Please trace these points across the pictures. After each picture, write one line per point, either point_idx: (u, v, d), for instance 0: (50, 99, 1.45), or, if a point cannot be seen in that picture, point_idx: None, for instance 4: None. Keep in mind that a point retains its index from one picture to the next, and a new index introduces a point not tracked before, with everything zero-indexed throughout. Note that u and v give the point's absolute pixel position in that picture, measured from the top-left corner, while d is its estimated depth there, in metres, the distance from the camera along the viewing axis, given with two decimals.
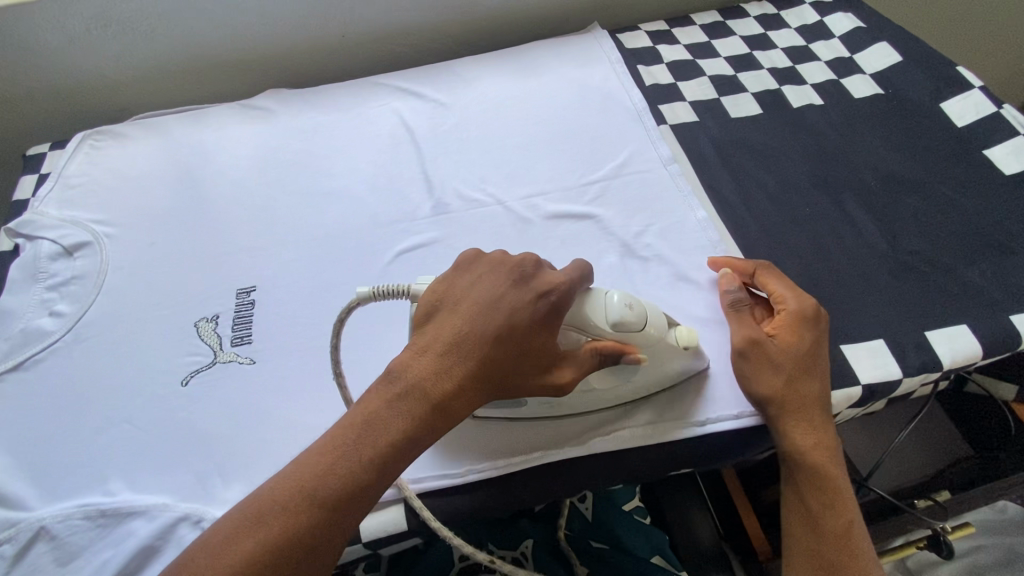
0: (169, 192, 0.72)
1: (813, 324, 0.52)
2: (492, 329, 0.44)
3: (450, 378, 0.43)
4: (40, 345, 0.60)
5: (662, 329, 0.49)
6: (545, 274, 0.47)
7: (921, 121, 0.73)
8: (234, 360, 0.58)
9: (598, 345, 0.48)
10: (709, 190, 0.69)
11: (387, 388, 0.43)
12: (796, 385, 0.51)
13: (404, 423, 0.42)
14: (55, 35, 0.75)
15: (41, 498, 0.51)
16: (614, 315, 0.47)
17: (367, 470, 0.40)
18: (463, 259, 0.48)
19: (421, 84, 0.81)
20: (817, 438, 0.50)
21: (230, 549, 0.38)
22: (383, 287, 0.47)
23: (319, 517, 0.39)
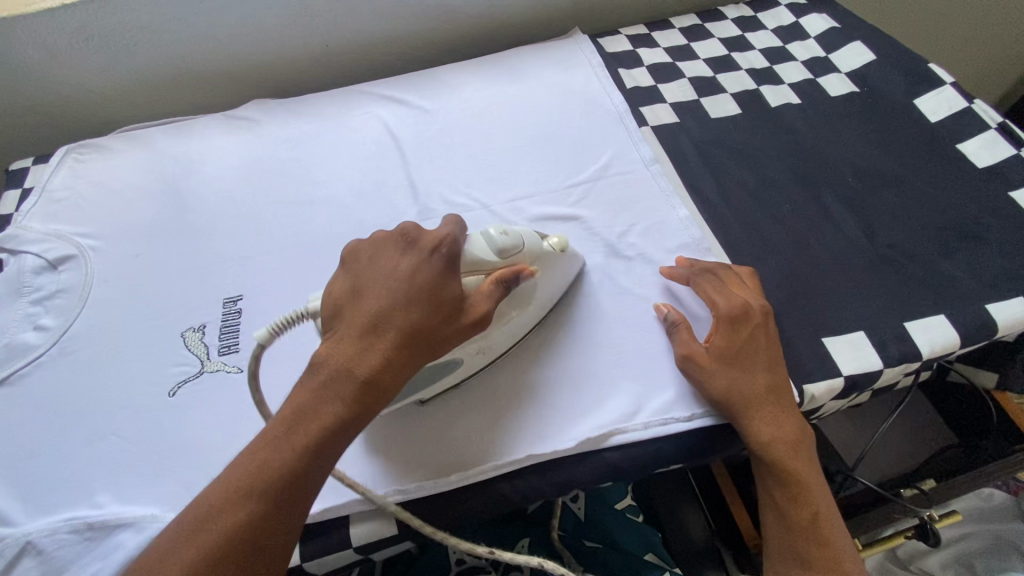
0: (154, 204, 0.72)
1: (744, 322, 0.54)
2: (406, 308, 0.46)
3: (371, 358, 0.44)
4: (25, 359, 0.59)
5: (537, 246, 0.54)
6: (425, 236, 0.50)
7: (895, 117, 0.74)
8: (222, 369, 0.58)
9: (496, 274, 0.49)
10: (690, 190, 0.70)
11: (312, 380, 0.45)
12: (743, 382, 0.52)
13: (332, 408, 0.43)
14: (37, 49, 0.75)
15: (28, 513, 0.51)
16: (495, 244, 0.50)
17: (303, 456, 0.42)
18: (350, 251, 0.50)
19: (405, 91, 0.82)
20: (783, 429, 0.51)
21: (175, 556, 0.39)
22: (278, 323, 0.47)
23: (259, 509, 0.40)
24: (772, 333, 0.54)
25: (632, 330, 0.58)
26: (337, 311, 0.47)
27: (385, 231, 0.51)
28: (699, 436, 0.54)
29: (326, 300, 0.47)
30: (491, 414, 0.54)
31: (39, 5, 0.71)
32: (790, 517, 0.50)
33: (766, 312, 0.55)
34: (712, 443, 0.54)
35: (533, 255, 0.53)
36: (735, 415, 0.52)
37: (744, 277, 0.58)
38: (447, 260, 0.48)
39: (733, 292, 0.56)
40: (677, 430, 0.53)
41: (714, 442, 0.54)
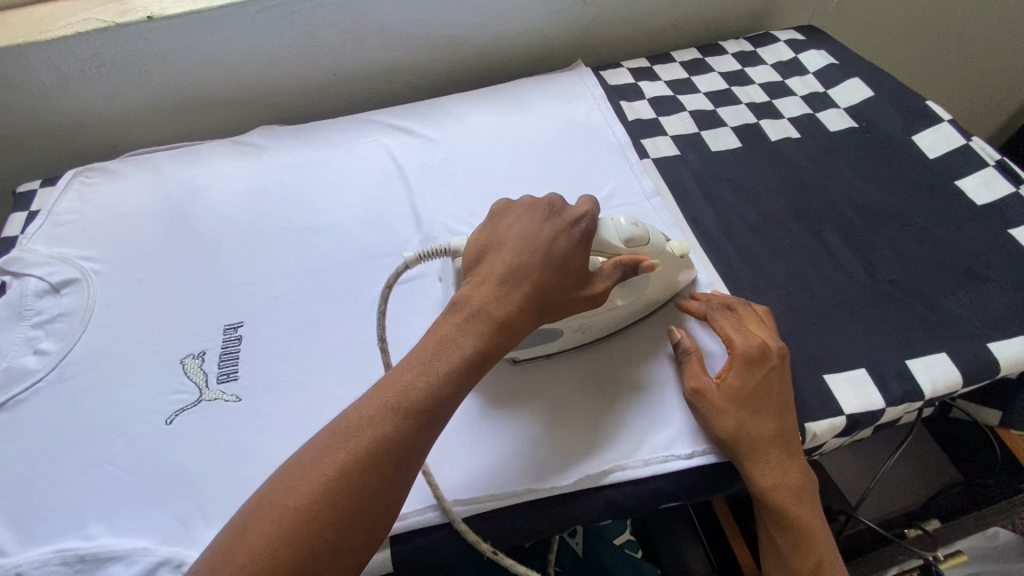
0: (160, 228, 0.72)
1: (759, 363, 0.53)
2: (546, 259, 0.49)
3: (513, 302, 0.47)
4: (23, 385, 0.59)
5: (661, 245, 0.56)
6: (565, 205, 0.54)
7: (894, 153, 0.75)
8: (220, 397, 0.58)
9: (616, 258, 0.53)
10: (692, 223, 0.70)
11: (456, 315, 0.47)
12: (755, 424, 0.51)
13: (474, 341, 0.45)
14: (50, 74, 0.76)
15: (19, 543, 0.50)
16: (624, 233, 0.54)
17: (447, 384, 0.44)
18: (493, 211, 0.55)
19: (411, 120, 0.83)
20: (786, 476, 0.50)
21: (324, 460, 0.40)
22: (426, 250, 0.54)
23: (404, 427, 0.41)
24: (786, 378, 0.54)
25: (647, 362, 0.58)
26: (479, 260, 0.51)
27: (526, 197, 0.55)
28: (699, 474, 0.53)
29: (469, 250, 0.52)
30: (534, 420, 0.55)
31: (55, 32, 0.73)
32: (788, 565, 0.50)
33: (782, 355, 0.54)
34: (712, 480, 0.54)
35: (657, 252, 0.56)
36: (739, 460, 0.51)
37: (762, 318, 0.58)
38: (583, 236, 0.51)
39: (752, 332, 0.55)
40: (676, 468, 0.53)
41: (713, 481, 0.54)
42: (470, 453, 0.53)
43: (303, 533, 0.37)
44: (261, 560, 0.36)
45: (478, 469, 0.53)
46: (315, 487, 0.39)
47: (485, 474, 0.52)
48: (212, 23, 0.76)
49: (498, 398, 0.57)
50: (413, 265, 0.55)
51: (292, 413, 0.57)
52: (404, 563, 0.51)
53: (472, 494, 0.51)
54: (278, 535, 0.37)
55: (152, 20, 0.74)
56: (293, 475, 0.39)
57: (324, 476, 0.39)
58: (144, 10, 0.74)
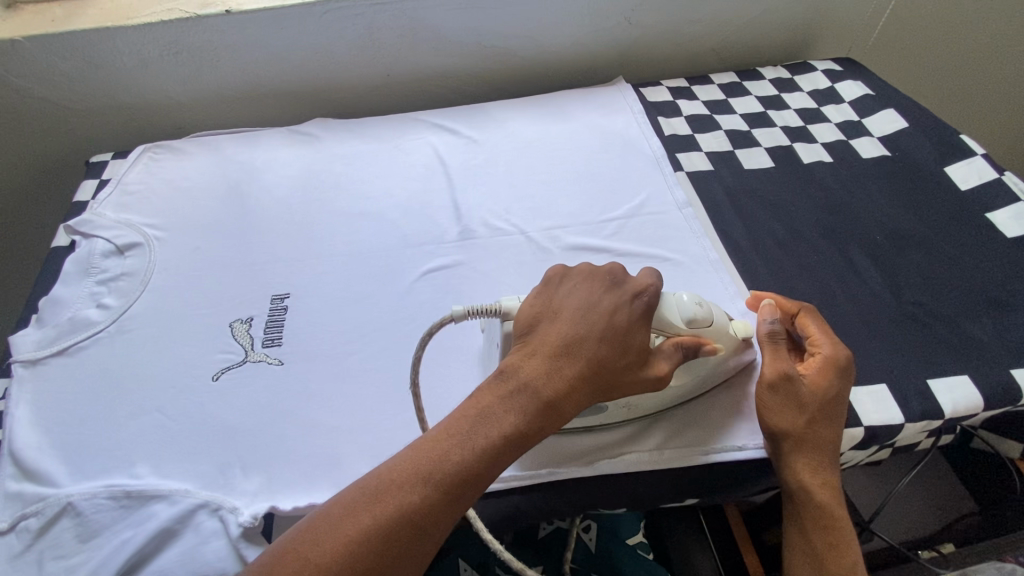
0: (218, 204, 0.77)
1: (842, 373, 0.54)
2: (599, 341, 0.49)
3: (558, 381, 0.48)
4: (85, 333, 0.64)
5: (724, 325, 0.55)
6: (634, 279, 0.53)
7: (926, 182, 0.77)
8: (263, 359, 0.62)
9: (677, 339, 0.52)
10: (722, 235, 0.72)
11: (501, 385, 0.48)
12: (821, 428, 0.52)
13: (515, 420, 0.46)
14: (132, 57, 0.83)
15: (71, 476, 0.54)
16: (687, 312, 0.53)
17: (480, 459, 0.45)
18: (556, 273, 0.55)
19: (456, 121, 0.88)
20: (830, 478, 0.52)
21: (350, 521, 0.42)
22: (475, 307, 0.52)
23: (433, 498, 0.43)
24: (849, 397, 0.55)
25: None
26: (532, 327, 0.51)
27: (591, 265, 0.55)
28: (715, 470, 0.55)
29: (524, 312, 0.51)
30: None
31: (141, 19, 0.80)
32: (801, 554, 0.51)
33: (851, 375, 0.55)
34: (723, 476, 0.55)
35: (719, 333, 0.54)
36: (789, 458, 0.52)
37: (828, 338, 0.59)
38: (645, 310, 0.51)
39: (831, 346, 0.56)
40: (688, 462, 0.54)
41: (728, 478, 0.55)
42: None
43: None
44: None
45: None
46: (337, 548, 0.40)
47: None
48: (283, 21, 0.82)
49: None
50: (460, 319, 0.53)
51: (329, 379, 0.60)
52: None
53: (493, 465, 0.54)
54: None
55: (229, 14, 0.80)
56: (319, 524, 0.42)
57: (347, 535, 0.41)
58: (223, 4, 0.81)
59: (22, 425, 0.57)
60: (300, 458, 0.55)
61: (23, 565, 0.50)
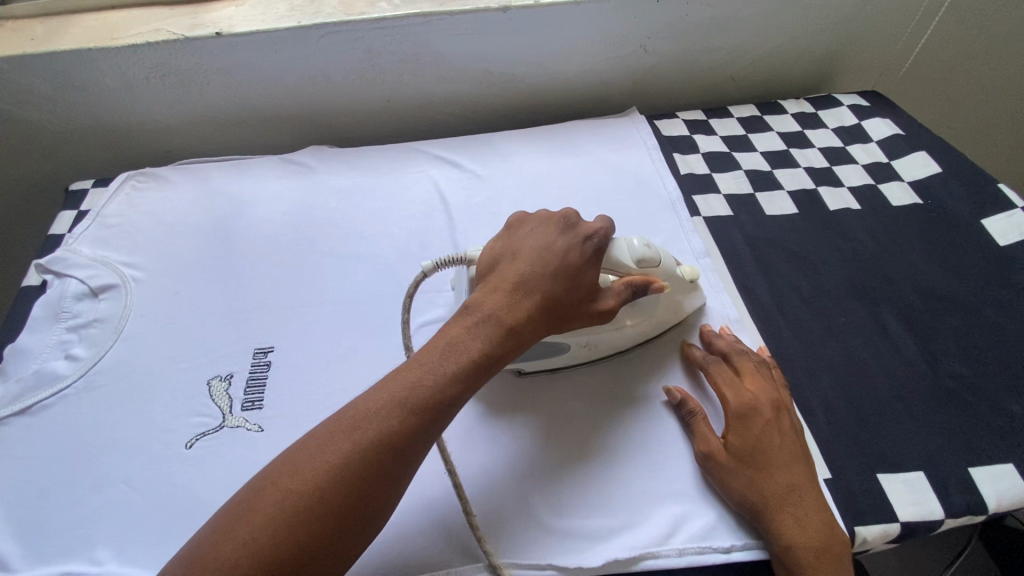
0: (202, 241, 0.72)
1: (766, 417, 0.52)
2: (560, 270, 0.51)
3: (523, 309, 0.48)
4: (50, 390, 0.59)
5: (672, 268, 0.57)
6: (585, 221, 0.55)
7: (963, 236, 0.71)
8: (242, 425, 0.57)
9: (627, 278, 0.54)
10: (742, 290, 0.67)
11: (467, 318, 0.48)
12: (762, 481, 0.49)
13: (488, 344, 0.46)
14: (116, 79, 0.78)
15: (25, 560, 0.49)
16: (637, 253, 0.54)
17: (455, 383, 0.44)
18: (511, 221, 0.56)
19: (459, 154, 0.83)
20: (807, 535, 0.47)
21: (328, 448, 0.40)
22: (442, 258, 0.56)
23: (411, 421, 0.42)
24: (786, 430, 0.52)
25: (661, 430, 0.56)
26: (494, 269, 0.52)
27: (544, 211, 0.57)
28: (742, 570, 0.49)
29: (484, 259, 0.53)
30: (551, 477, 0.53)
31: (125, 39, 0.75)
32: None
33: (778, 408, 0.53)
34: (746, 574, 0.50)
35: (666, 275, 0.57)
36: (756, 514, 0.49)
37: (765, 369, 0.56)
38: (597, 248, 0.53)
39: (745, 387, 0.54)
40: (710, 559, 0.49)
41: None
42: (489, 503, 0.52)
43: (302, 518, 0.38)
44: (262, 542, 0.37)
45: (507, 522, 0.51)
46: (318, 473, 0.39)
47: (520, 527, 0.50)
48: (279, 43, 0.77)
49: (505, 451, 0.55)
50: (431, 274, 0.57)
51: None
52: None
53: (510, 541, 0.50)
54: (278, 518, 0.38)
55: (220, 36, 0.75)
56: (299, 457, 0.41)
57: (327, 462, 0.40)
58: (213, 26, 0.76)
59: None
60: None
61: None
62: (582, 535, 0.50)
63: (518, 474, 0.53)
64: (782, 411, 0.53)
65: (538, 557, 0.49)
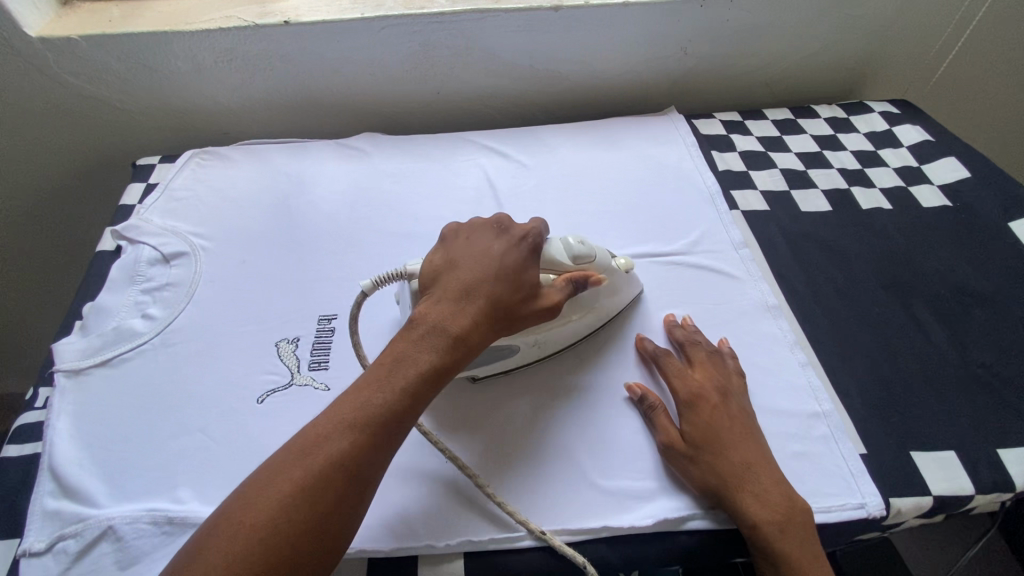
0: (265, 216, 0.76)
1: (716, 402, 0.55)
2: (497, 275, 0.52)
3: (466, 317, 0.50)
4: (129, 345, 0.62)
5: (606, 261, 0.61)
6: (512, 225, 0.58)
7: (991, 237, 0.74)
8: (310, 384, 0.60)
9: (568, 275, 0.55)
10: (779, 279, 0.70)
11: (410, 334, 0.50)
12: (718, 463, 0.52)
13: (431, 356, 0.48)
14: (185, 62, 0.82)
15: (112, 497, 0.52)
16: (573, 251, 0.57)
17: (402, 396, 0.46)
18: (443, 237, 0.58)
19: (506, 145, 0.87)
20: (768, 511, 0.49)
21: (279, 477, 0.42)
22: (381, 276, 0.55)
23: (360, 438, 0.44)
24: (734, 412, 0.55)
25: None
26: (434, 281, 0.53)
27: (473, 221, 0.59)
28: None
29: (423, 273, 0.54)
30: (593, 448, 0.56)
31: (198, 24, 0.79)
32: None
33: (723, 392, 0.56)
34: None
35: (603, 269, 0.60)
36: (721, 496, 0.51)
37: (717, 357, 0.60)
38: (529, 246, 0.55)
39: (694, 375, 0.58)
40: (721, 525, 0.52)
41: None
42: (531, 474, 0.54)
43: (260, 549, 0.39)
44: None
45: (548, 492, 0.53)
46: (271, 505, 0.41)
47: (558, 499, 0.53)
48: (342, 32, 0.81)
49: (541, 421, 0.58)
50: (370, 293, 0.55)
51: None
52: None
53: (551, 508, 0.52)
54: (235, 553, 0.39)
55: (288, 24, 0.79)
56: (250, 491, 0.42)
57: (279, 493, 0.41)
58: (282, 15, 0.80)
59: (62, 439, 0.56)
60: None
61: None
62: (630, 498, 0.53)
63: (552, 449, 0.56)
64: (729, 395, 0.56)
65: (583, 523, 0.51)
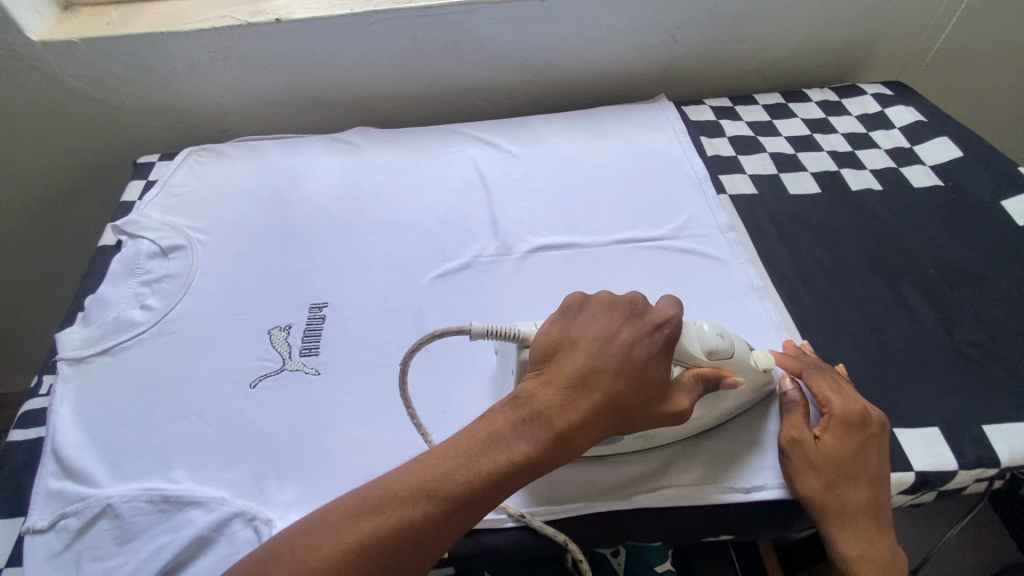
0: (259, 209, 0.78)
1: (875, 430, 0.52)
2: (618, 373, 0.48)
3: (574, 413, 0.47)
4: (129, 334, 0.65)
5: (745, 356, 0.53)
6: (656, 309, 0.52)
7: (983, 215, 0.74)
8: (301, 369, 0.62)
9: (698, 371, 0.51)
10: (766, 262, 0.71)
11: (515, 411, 0.47)
12: (846, 489, 0.51)
13: (526, 447, 0.46)
14: (182, 62, 0.85)
15: (110, 478, 0.54)
16: (708, 344, 0.51)
17: (487, 484, 0.44)
18: (572, 301, 0.52)
19: (495, 135, 0.88)
20: (875, 551, 0.50)
21: (349, 528, 0.42)
22: (497, 327, 0.50)
23: (438, 515, 0.43)
24: (885, 447, 0.52)
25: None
26: (551, 357, 0.49)
27: (609, 292, 0.53)
28: (763, 508, 0.53)
29: (541, 341, 0.50)
30: None
31: (193, 25, 0.82)
32: None
33: (883, 426, 0.53)
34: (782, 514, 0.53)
35: (740, 366, 0.53)
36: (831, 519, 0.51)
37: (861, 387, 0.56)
38: (668, 344, 0.50)
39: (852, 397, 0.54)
40: (700, 502, 0.52)
41: (776, 518, 0.53)
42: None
43: None
44: None
45: (534, 474, 0.54)
46: (334, 551, 0.41)
47: (544, 481, 0.53)
48: (332, 28, 0.83)
49: None
50: (478, 338, 0.50)
51: (363, 392, 0.60)
52: (462, 560, 0.52)
53: (543, 498, 0.53)
54: None
55: (280, 23, 0.82)
56: (317, 526, 0.42)
57: (345, 543, 0.41)
58: (273, 13, 0.82)
59: (65, 423, 0.58)
60: (333, 471, 0.54)
61: (63, 565, 0.50)
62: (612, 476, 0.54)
63: None
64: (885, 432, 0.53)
65: (562, 501, 0.52)
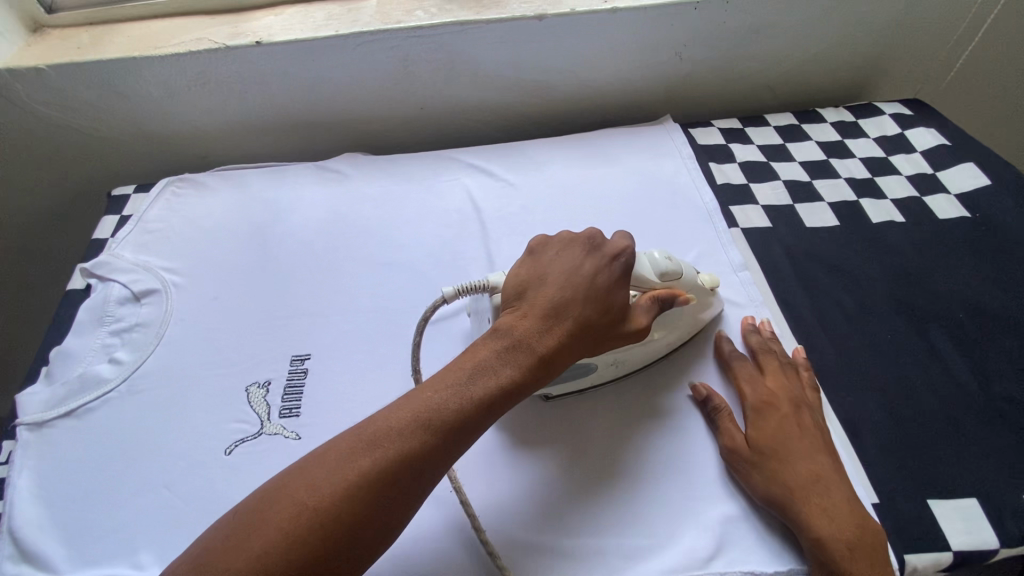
0: (239, 247, 0.73)
1: (790, 409, 0.53)
2: (588, 298, 0.50)
3: (555, 337, 0.48)
4: (94, 393, 0.60)
5: (694, 279, 0.57)
6: (613, 242, 0.54)
7: (1016, 251, 0.69)
8: (280, 432, 0.57)
9: (653, 293, 0.53)
10: (782, 305, 0.66)
11: (495, 340, 0.48)
12: (783, 471, 0.49)
13: (511, 371, 0.46)
14: (157, 88, 0.80)
15: (70, 563, 0.50)
16: (660, 267, 0.54)
17: (478, 408, 0.45)
18: (535, 243, 0.55)
19: (491, 162, 0.83)
20: (838, 525, 0.46)
21: (347, 466, 0.41)
22: (463, 285, 0.54)
23: (433, 442, 0.43)
24: (807, 422, 0.53)
25: (694, 450, 0.54)
26: (520, 291, 0.51)
27: (569, 232, 0.56)
28: None
29: (511, 281, 0.52)
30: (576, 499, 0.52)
31: (167, 48, 0.76)
32: None
33: (797, 403, 0.54)
34: None
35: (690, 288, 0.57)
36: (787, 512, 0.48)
37: (790, 368, 0.57)
38: (626, 270, 0.52)
39: (768, 384, 0.55)
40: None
41: None
42: (518, 531, 0.50)
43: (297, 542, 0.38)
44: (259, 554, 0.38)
45: (536, 553, 0.49)
46: (336, 486, 0.40)
47: (547, 560, 0.49)
48: (315, 50, 0.77)
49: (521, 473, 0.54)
50: (450, 300, 0.54)
51: None
52: None
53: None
54: (285, 536, 0.38)
55: (260, 45, 0.76)
56: (313, 471, 0.41)
57: (345, 481, 0.40)
58: (253, 35, 0.77)
59: (23, 497, 0.54)
60: None
61: None
62: (619, 557, 0.48)
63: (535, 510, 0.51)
64: (802, 406, 0.54)
65: None
